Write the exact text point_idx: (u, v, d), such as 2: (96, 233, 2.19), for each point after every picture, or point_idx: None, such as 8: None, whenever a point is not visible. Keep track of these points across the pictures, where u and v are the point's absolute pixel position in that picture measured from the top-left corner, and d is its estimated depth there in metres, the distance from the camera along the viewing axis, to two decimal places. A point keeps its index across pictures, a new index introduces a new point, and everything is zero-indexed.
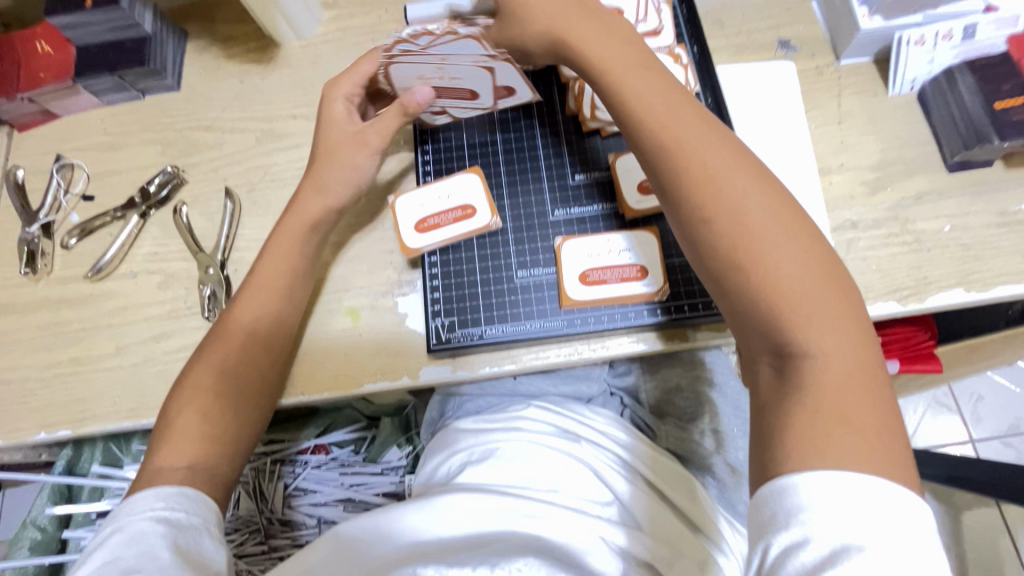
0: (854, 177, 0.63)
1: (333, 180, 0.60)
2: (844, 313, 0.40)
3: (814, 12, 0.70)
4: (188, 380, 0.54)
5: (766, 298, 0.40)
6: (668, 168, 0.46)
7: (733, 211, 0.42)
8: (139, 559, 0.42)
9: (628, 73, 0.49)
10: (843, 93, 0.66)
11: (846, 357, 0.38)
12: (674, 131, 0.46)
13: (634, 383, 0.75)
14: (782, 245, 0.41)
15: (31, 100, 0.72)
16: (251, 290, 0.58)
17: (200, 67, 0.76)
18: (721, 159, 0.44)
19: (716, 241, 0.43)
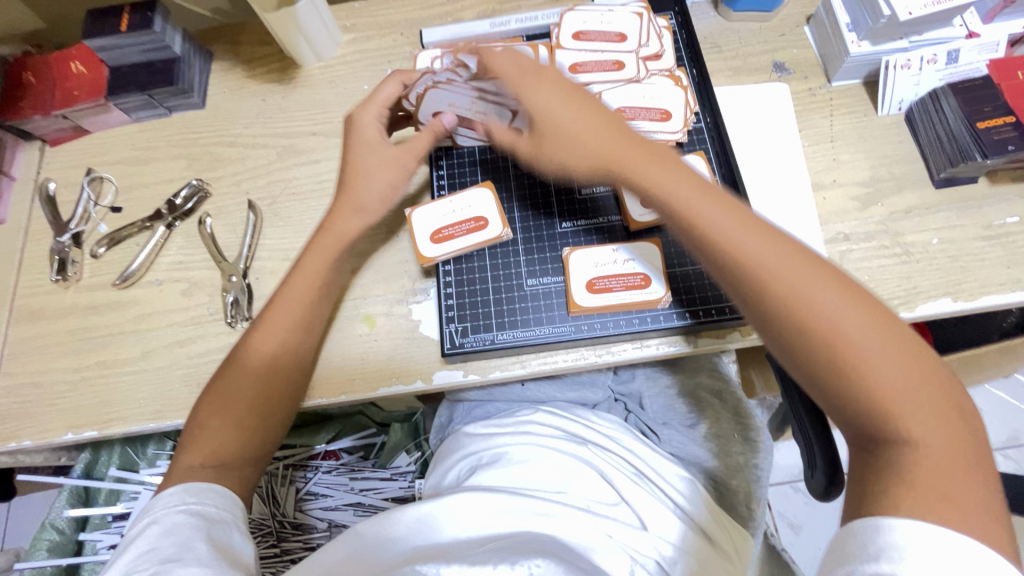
0: (846, 193, 0.67)
1: (370, 197, 0.62)
2: (941, 397, 0.39)
3: (807, 37, 0.74)
4: (222, 385, 0.57)
5: (861, 392, 0.39)
6: (734, 275, 0.44)
7: (817, 310, 0.41)
8: (178, 547, 0.45)
9: (663, 166, 0.48)
10: (835, 113, 0.70)
11: (948, 443, 0.38)
12: (730, 234, 0.44)
13: (637, 389, 0.78)
14: (871, 343, 0.40)
15: (65, 116, 0.76)
16: (277, 297, 0.61)
17: (225, 86, 0.80)
18: (783, 253, 0.43)
19: (808, 347, 0.41)
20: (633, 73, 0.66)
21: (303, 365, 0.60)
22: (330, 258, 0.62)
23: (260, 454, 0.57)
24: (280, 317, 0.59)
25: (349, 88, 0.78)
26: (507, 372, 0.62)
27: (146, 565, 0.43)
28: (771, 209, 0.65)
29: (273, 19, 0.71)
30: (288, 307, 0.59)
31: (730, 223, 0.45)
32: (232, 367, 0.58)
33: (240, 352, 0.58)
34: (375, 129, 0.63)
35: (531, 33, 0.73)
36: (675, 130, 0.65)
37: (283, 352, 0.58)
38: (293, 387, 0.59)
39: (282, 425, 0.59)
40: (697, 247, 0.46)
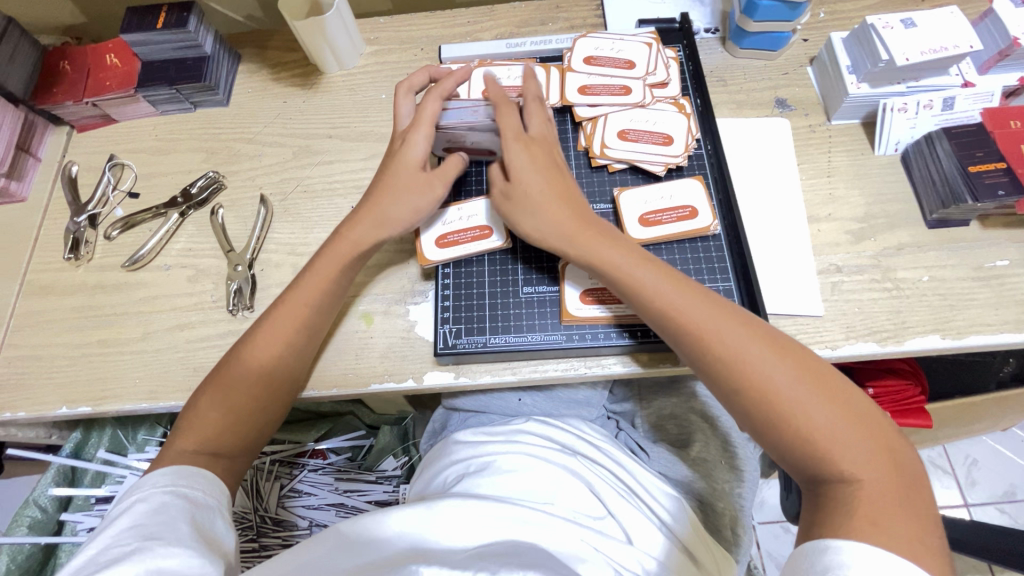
0: (840, 227, 0.68)
1: (393, 215, 0.63)
2: (873, 439, 0.44)
3: (810, 77, 0.77)
4: (222, 376, 0.58)
5: (792, 438, 0.46)
6: (684, 344, 0.52)
7: (744, 368, 0.48)
8: (161, 523, 0.45)
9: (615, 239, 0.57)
10: (833, 150, 0.72)
11: (881, 477, 0.43)
12: (676, 302, 0.52)
13: (630, 409, 0.80)
14: (803, 395, 0.46)
15: (95, 104, 0.80)
16: (285, 292, 0.62)
17: (249, 87, 0.84)
18: (713, 317, 0.51)
19: (749, 402, 0.48)
20: (639, 98, 0.69)
21: (305, 358, 0.61)
22: (339, 253, 0.63)
23: (251, 444, 0.58)
24: (287, 311, 0.60)
25: (367, 96, 0.82)
26: (498, 377, 0.63)
27: (129, 538, 0.43)
28: (766, 237, 0.67)
29: (302, 27, 0.75)
30: (296, 298, 0.61)
31: (675, 294, 0.53)
32: (231, 357, 0.59)
33: (245, 343, 0.60)
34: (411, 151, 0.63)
35: (545, 55, 0.76)
36: (677, 155, 0.66)
37: (286, 345, 0.59)
38: (292, 378, 0.60)
39: (279, 415, 0.60)
40: (654, 319, 0.54)
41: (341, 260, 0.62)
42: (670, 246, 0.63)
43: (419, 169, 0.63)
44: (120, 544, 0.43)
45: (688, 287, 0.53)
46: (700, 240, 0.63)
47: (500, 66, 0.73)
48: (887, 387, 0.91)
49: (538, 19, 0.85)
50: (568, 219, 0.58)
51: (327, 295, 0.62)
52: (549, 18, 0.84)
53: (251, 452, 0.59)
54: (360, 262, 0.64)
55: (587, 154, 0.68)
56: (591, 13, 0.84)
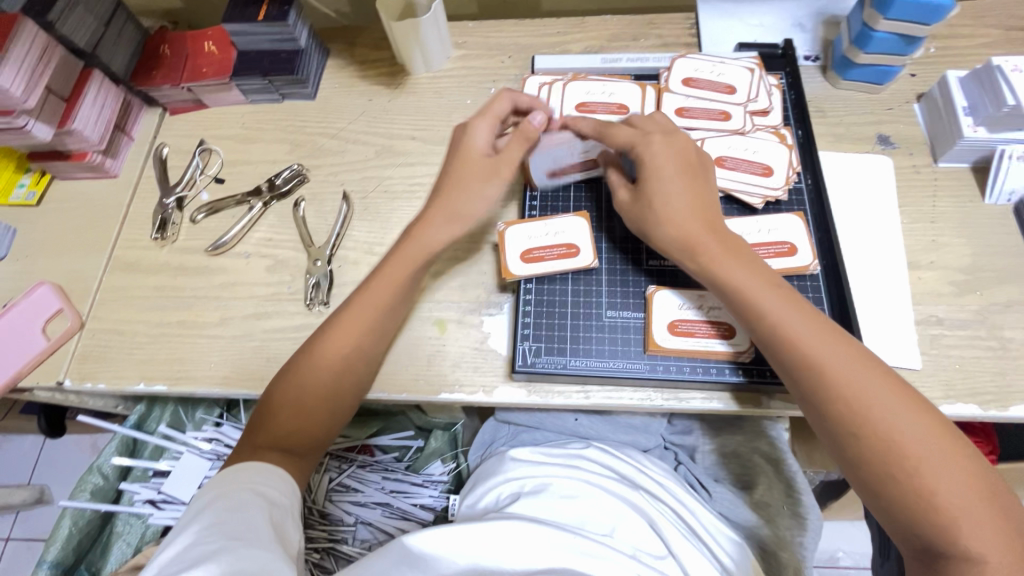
0: (943, 276, 0.64)
1: (459, 206, 0.63)
2: (1006, 522, 0.42)
3: (916, 115, 0.73)
4: (290, 373, 0.58)
5: (915, 499, 0.44)
6: (806, 378, 0.50)
7: (876, 414, 0.46)
8: (242, 523, 0.45)
9: (739, 262, 0.55)
10: (938, 195, 0.69)
11: (1008, 559, 0.41)
12: (806, 334, 0.50)
13: (692, 442, 0.76)
14: (935, 458, 0.44)
15: (190, 89, 0.82)
16: (354, 294, 0.61)
17: (336, 82, 0.85)
18: (845, 355, 0.49)
19: (870, 452, 0.46)
20: (738, 125, 0.67)
21: (373, 358, 0.61)
22: (406, 260, 0.62)
23: (322, 443, 0.58)
24: (356, 316, 0.59)
25: (452, 100, 0.82)
26: (570, 400, 0.62)
27: (211, 538, 0.43)
28: (863, 280, 0.64)
29: (397, 28, 0.76)
30: (365, 300, 0.60)
31: (805, 327, 0.51)
32: (300, 355, 0.59)
33: (313, 344, 0.59)
34: (475, 138, 0.64)
35: (640, 73, 0.74)
36: (776, 187, 0.64)
37: (354, 347, 0.59)
38: (361, 380, 0.60)
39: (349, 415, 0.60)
40: (773, 348, 0.52)
41: (408, 265, 0.62)
42: None
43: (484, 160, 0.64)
44: (203, 543, 0.43)
45: (820, 323, 0.51)
46: (797, 279, 0.60)
47: (596, 80, 0.72)
48: None
49: (629, 35, 0.83)
50: (690, 235, 0.56)
51: (396, 299, 0.61)
52: (642, 34, 0.83)
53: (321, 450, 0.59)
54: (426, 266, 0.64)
55: None
56: (686, 32, 0.82)
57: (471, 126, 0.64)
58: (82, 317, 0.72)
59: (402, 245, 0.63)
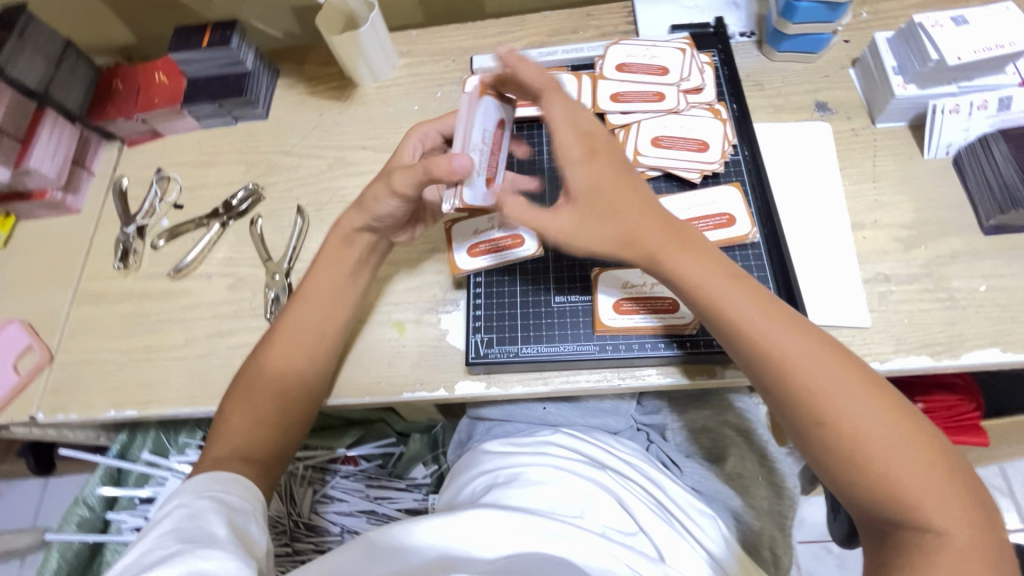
0: (888, 234, 0.65)
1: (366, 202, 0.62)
2: (962, 491, 0.42)
3: (852, 79, 0.74)
4: (244, 383, 0.60)
5: (877, 481, 0.42)
6: (769, 371, 0.47)
7: (837, 402, 0.44)
8: (200, 528, 0.45)
9: (687, 253, 0.51)
10: (878, 154, 0.70)
11: (968, 532, 0.40)
12: (761, 325, 0.48)
13: (662, 421, 0.76)
14: (897, 441, 0.42)
15: (144, 120, 0.84)
16: (287, 307, 0.63)
17: (287, 101, 0.87)
18: (801, 344, 0.47)
19: (831, 440, 0.44)
20: (672, 104, 0.68)
21: (321, 363, 0.61)
22: (331, 257, 0.64)
23: (282, 450, 0.59)
24: (292, 323, 0.61)
25: (400, 107, 0.83)
26: (529, 387, 0.63)
27: (168, 542, 0.44)
28: (809, 245, 0.65)
29: (337, 42, 0.78)
30: (298, 306, 0.62)
31: (763, 320, 0.48)
32: (253, 366, 0.61)
33: (253, 359, 0.61)
34: (403, 154, 0.64)
35: (577, 63, 0.75)
36: (712, 161, 0.65)
37: (294, 354, 0.60)
38: (310, 383, 0.61)
39: (304, 420, 0.61)
40: (732, 342, 0.49)
41: (334, 261, 0.64)
42: None
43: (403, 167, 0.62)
44: (160, 548, 0.43)
45: (774, 310, 0.48)
46: (738, 248, 0.61)
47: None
48: (940, 403, 0.87)
49: (568, 28, 0.84)
50: (637, 233, 0.51)
51: (335, 298, 0.63)
52: (580, 26, 0.84)
53: (282, 458, 0.60)
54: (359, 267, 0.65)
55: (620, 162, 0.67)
56: (623, 20, 0.83)
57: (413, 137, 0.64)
58: (52, 351, 0.74)
59: (330, 240, 0.64)
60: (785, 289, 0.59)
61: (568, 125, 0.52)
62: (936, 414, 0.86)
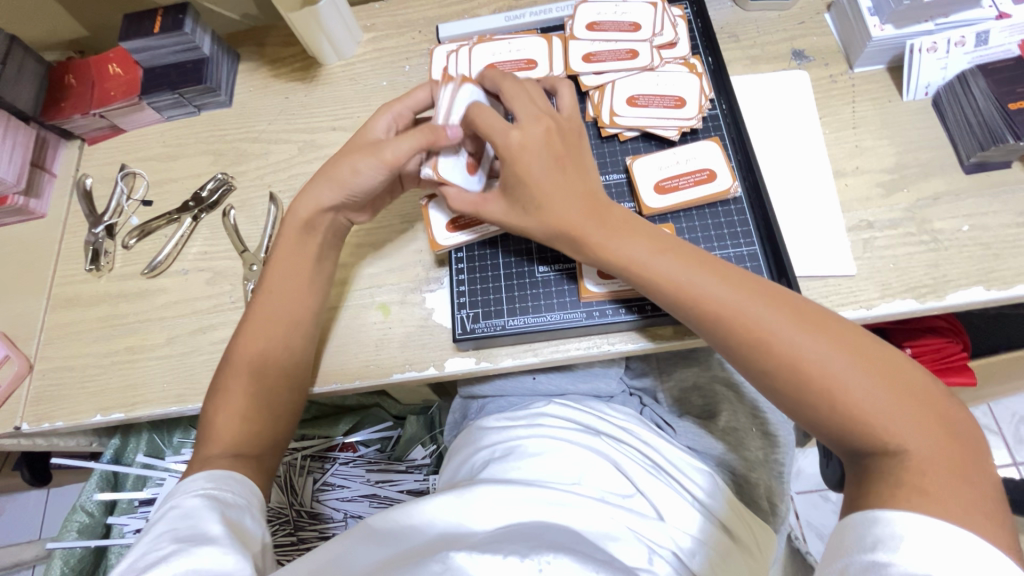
0: (870, 180, 0.65)
1: (342, 175, 0.59)
2: (921, 408, 0.41)
3: (828, 25, 0.73)
4: (223, 381, 0.58)
5: (832, 415, 0.42)
6: (714, 331, 0.48)
7: (776, 348, 0.44)
8: (193, 528, 0.44)
9: (624, 221, 0.51)
10: (857, 100, 0.69)
11: (936, 448, 0.39)
12: (696, 282, 0.48)
13: (650, 384, 0.78)
14: (840, 371, 0.42)
15: (102, 115, 0.81)
16: (256, 295, 0.62)
17: (250, 85, 0.84)
18: (734, 295, 0.47)
19: (781, 384, 0.44)
20: (647, 61, 0.66)
21: (297, 351, 0.61)
22: (292, 243, 0.62)
23: (272, 443, 0.59)
24: (262, 314, 0.60)
25: (368, 84, 0.80)
26: (520, 360, 0.62)
27: (163, 543, 0.43)
28: (791, 196, 0.64)
29: (296, 18, 0.73)
30: (267, 296, 0.61)
31: (698, 277, 0.48)
32: (228, 363, 0.59)
33: (232, 358, 0.59)
34: (374, 129, 0.62)
35: (546, 25, 0.73)
36: (691, 117, 0.63)
37: (271, 344, 0.59)
38: (291, 373, 0.60)
39: (289, 414, 0.60)
40: (675, 307, 0.50)
41: (298, 247, 0.62)
42: (688, 213, 0.60)
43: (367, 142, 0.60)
44: (155, 550, 0.43)
45: (709, 266, 0.49)
46: (720, 204, 0.60)
47: (501, 40, 0.71)
48: (927, 347, 0.88)
49: None
50: (572, 207, 0.51)
51: (305, 280, 0.62)
52: None
53: (276, 449, 0.60)
54: (325, 250, 0.63)
55: (596, 124, 0.65)
56: None
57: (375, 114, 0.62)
58: (30, 360, 0.72)
59: (286, 230, 0.62)
60: (770, 243, 0.59)
61: (499, 124, 0.51)
62: (923, 356, 0.87)
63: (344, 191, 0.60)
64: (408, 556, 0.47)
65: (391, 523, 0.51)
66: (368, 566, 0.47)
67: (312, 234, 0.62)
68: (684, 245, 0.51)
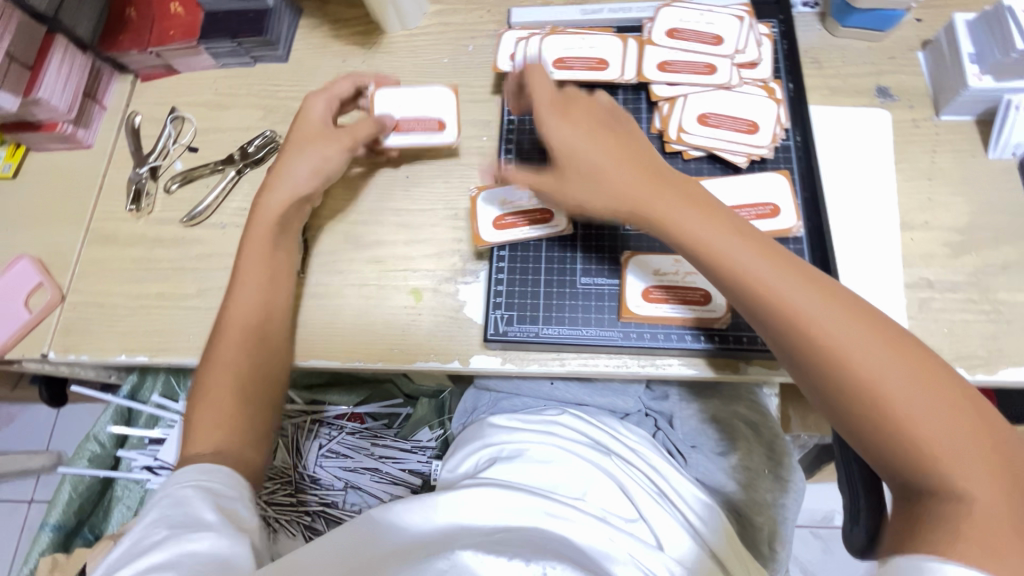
0: (937, 237, 0.61)
1: (298, 166, 0.66)
2: (985, 444, 0.38)
3: (919, 63, 0.69)
4: (202, 382, 0.58)
5: (885, 428, 0.39)
6: (767, 317, 0.45)
7: (835, 344, 0.42)
8: (188, 518, 0.46)
9: (683, 199, 0.50)
10: (938, 150, 0.65)
11: (997, 490, 0.36)
12: (753, 267, 0.46)
13: (670, 408, 0.74)
14: (903, 383, 0.40)
15: (158, 54, 0.80)
16: (228, 289, 0.63)
17: (309, 43, 0.81)
18: (796, 287, 0.44)
19: (836, 384, 0.42)
20: (724, 79, 0.63)
21: (272, 346, 0.61)
22: (262, 238, 0.64)
23: (259, 439, 0.57)
24: (234, 309, 0.61)
25: (429, 59, 0.78)
26: (546, 367, 0.61)
27: (158, 530, 0.45)
28: (853, 242, 0.61)
29: None
30: (242, 294, 0.61)
31: (759, 264, 0.46)
32: (204, 364, 0.59)
33: (208, 361, 0.59)
34: (310, 114, 0.68)
35: (623, 25, 0.69)
36: (762, 145, 0.60)
37: (245, 340, 0.59)
38: (271, 371, 0.60)
39: (273, 413, 0.60)
40: (731, 289, 0.47)
41: (263, 241, 0.64)
42: None
43: (320, 127, 0.67)
44: (151, 535, 0.45)
45: (771, 256, 0.46)
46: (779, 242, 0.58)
47: (405, 89, 0.70)
48: None
49: None
50: (632, 177, 0.51)
51: (272, 269, 0.63)
52: None
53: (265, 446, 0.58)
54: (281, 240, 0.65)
55: (662, 138, 0.63)
56: None
57: (308, 102, 0.68)
58: (63, 291, 0.73)
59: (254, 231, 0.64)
60: None
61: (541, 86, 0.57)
62: None
63: (300, 191, 0.65)
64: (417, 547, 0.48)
65: (390, 518, 0.52)
66: (378, 550, 0.47)
67: (276, 228, 0.64)
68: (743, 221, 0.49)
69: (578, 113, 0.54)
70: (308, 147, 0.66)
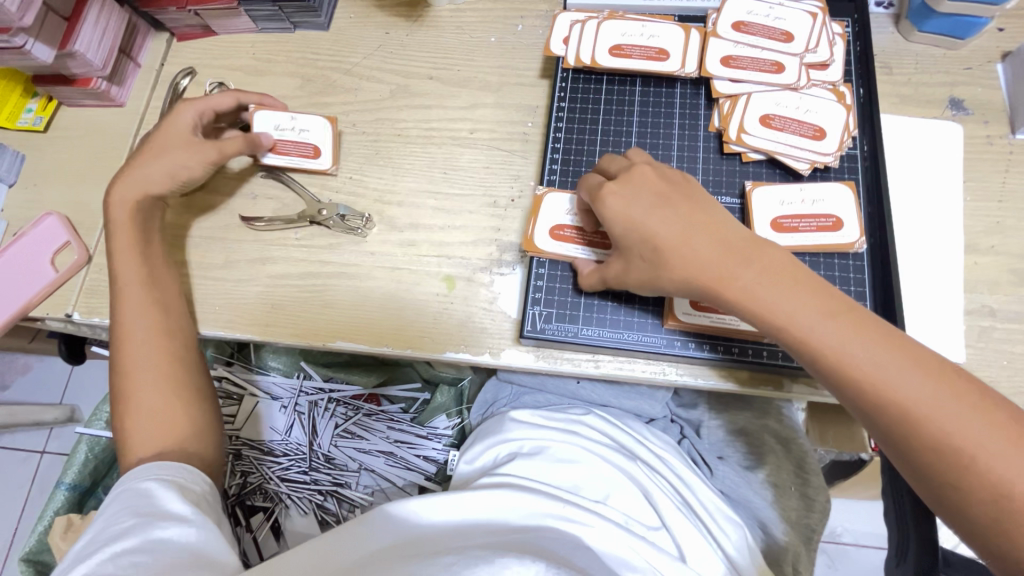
0: (1003, 263, 0.58)
1: (152, 171, 0.65)
2: None
3: (998, 76, 0.64)
4: (118, 394, 0.58)
5: (1003, 528, 0.37)
6: (860, 405, 0.42)
7: (941, 436, 0.39)
8: (153, 510, 0.47)
9: (761, 270, 0.46)
10: (1011, 170, 0.61)
11: None
12: (841, 348, 0.42)
13: (698, 417, 0.73)
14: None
15: (196, 13, 0.76)
16: (116, 302, 0.61)
17: (351, 12, 0.78)
18: (893, 370, 0.41)
19: (944, 478, 0.39)
20: (792, 79, 0.59)
21: (180, 337, 0.61)
22: (129, 232, 0.63)
23: (198, 426, 0.58)
24: (130, 315, 0.60)
25: (476, 36, 0.74)
26: (579, 368, 0.60)
27: (123, 519, 0.46)
28: (913, 262, 0.58)
29: None
30: (134, 297, 0.60)
31: (849, 344, 0.42)
32: (115, 376, 0.59)
33: (121, 370, 0.58)
34: (180, 123, 0.66)
35: (686, 14, 0.66)
36: (827, 153, 0.57)
37: (148, 341, 0.59)
38: (184, 362, 0.60)
39: (205, 399, 0.61)
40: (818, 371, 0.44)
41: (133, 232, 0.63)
42: (800, 259, 0.55)
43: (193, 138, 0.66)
44: (116, 524, 0.46)
45: (861, 331, 0.43)
46: (838, 256, 0.55)
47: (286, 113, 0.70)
48: None
49: None
50: (703, 250, 0.47)
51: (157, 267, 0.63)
52: None
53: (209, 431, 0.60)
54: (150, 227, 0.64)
55: (720, 138, 0.61)
56: None
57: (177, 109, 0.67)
58: (89, 251, 0.71)
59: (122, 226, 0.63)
60: (883, 309, 0.54)
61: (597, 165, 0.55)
62: None
63: (151, 187, 0.65)
64: (408, 547, 0.48)
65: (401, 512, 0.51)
66: (363, 551, 0.47)
67: (140, 224, 0.64)
68: (825, 288, 0.45)
69: (635, 184, 0.52)
70: (165, 151, 0.65)
